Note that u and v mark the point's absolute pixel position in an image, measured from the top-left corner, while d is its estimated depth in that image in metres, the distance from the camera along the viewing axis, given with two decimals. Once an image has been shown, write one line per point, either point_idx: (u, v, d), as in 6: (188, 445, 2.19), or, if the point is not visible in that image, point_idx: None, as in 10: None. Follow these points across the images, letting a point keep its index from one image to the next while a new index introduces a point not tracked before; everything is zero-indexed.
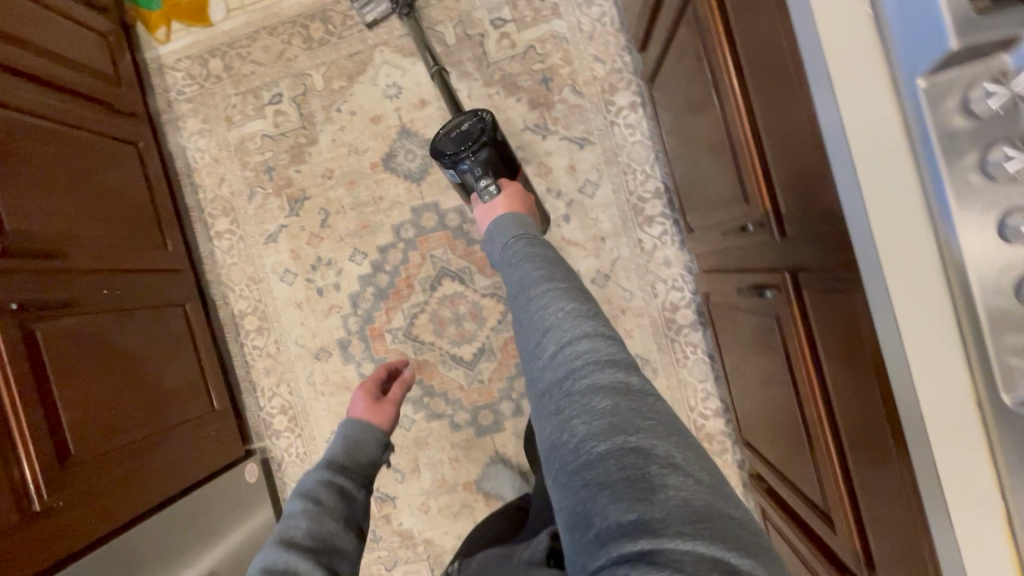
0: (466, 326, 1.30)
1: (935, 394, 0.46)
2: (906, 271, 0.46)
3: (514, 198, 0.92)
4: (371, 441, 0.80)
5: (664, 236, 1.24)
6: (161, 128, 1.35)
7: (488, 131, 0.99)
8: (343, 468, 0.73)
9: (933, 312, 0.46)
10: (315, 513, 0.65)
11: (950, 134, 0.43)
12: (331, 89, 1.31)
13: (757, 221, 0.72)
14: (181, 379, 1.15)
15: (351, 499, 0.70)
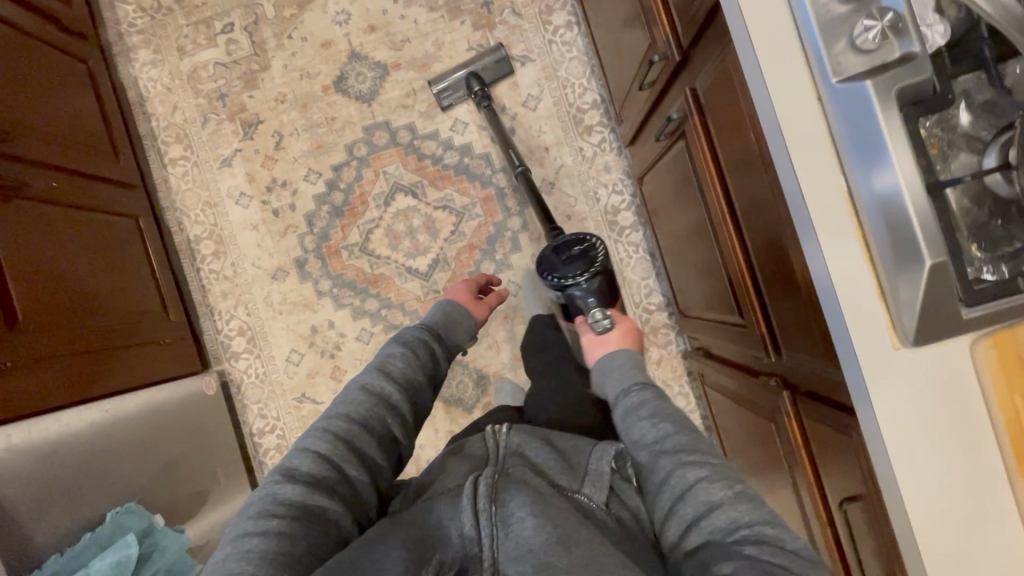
0: (420, 239, 1.35)
1: (794, 125, 0.52)
2: (764, 26, 0.52)
3: (630, 334, 0.81)
4: (465, 326, 0.88)
5: (603, 144, 1.33)
6: (112, 58, 1.38)
7: (599, 260, 0.93)
8: (439, 337, 0.81)
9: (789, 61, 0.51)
10: (411, 361, 0.73)
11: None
12: (282, 18, 1.36)
13: (662, 54, 0.78)
14: (135, 287, 1.17)
15: (438, 365, 0.78)
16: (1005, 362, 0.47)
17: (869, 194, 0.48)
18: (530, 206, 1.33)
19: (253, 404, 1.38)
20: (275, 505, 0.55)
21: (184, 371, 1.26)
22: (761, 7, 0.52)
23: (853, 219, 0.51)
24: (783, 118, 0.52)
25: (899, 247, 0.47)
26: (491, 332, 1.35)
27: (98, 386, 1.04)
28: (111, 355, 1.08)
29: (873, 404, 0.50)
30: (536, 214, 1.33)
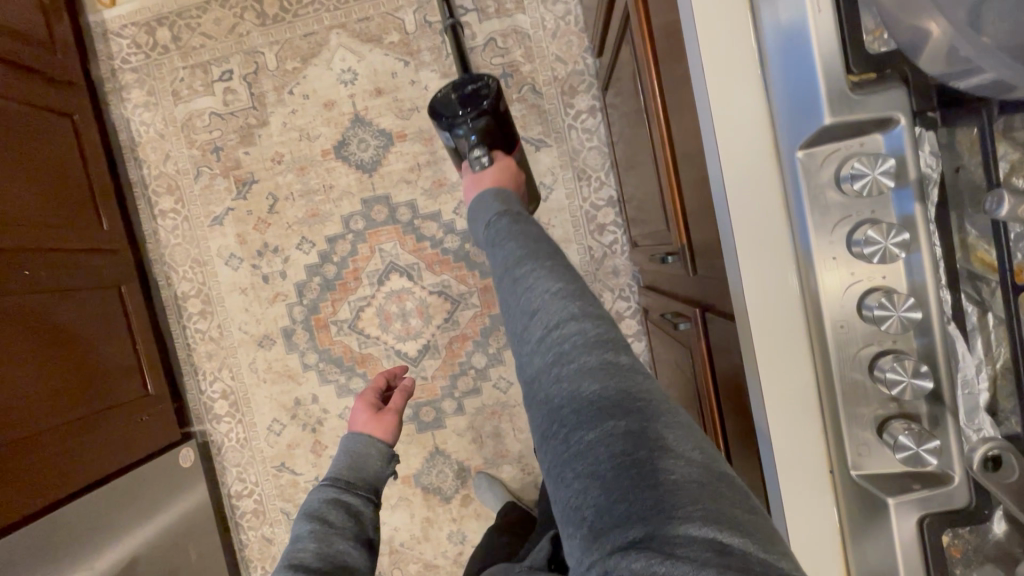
0: (412, 323, 1.29)
1: (799, 491, 0.44)
2: (782, 370, 0.43)
3: (507, 175, 0.83)
4: (377, 454, 0.78)
5: (614, 245, 1.23)
6: (104, 97, 1.30)
7: (490, 97, 0.87)
8: (350, 484, 0.72)
9: (803, 414, 0.43)
10: (324, 534, 0.64)
11: (823, 210, 0.40)
12: (284, 70, 1.26)
13: (678, 256, 0.72)
14: (116, 365, 1.15)
15: (361, 519, 0.69)
16: None
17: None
18: None
19: (232, 467, 1.36)
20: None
21: (167, 443, 1.25)
22: (780, 355, 0.43)
23: None
24: (787, 486, 0.44)
25: None
26: (476, 426, 1.30)
27: (77, 479, 1.04)
28: (90, 445, 1.07)
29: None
30: None
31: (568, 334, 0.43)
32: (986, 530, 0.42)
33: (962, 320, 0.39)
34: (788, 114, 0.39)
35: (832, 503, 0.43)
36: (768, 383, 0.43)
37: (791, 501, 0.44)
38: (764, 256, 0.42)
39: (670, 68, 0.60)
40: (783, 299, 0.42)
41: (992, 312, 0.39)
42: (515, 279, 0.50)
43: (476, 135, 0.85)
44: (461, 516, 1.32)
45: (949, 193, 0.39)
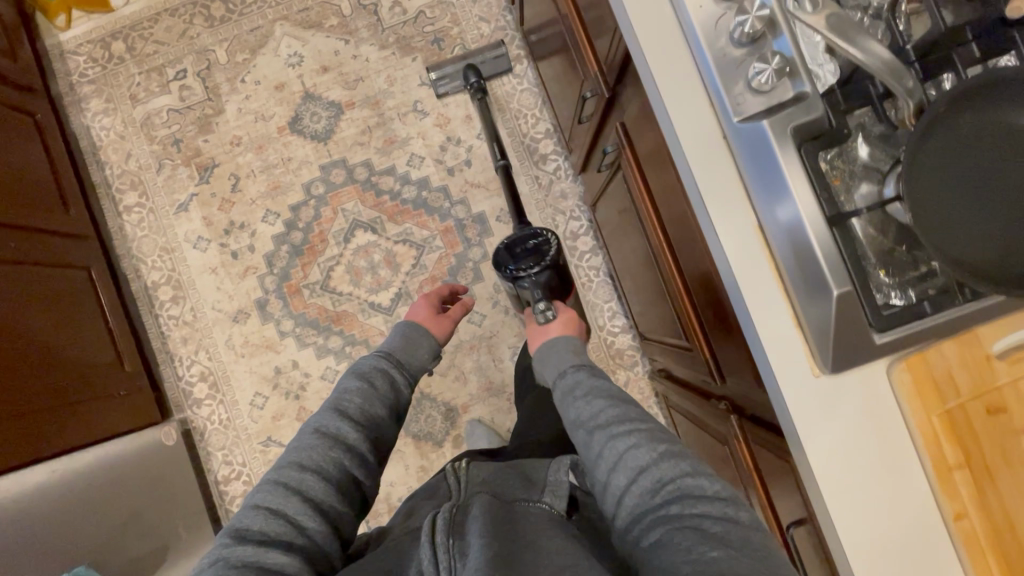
0: (381, 273, 1.35)
1: (704, 164, 0.55)
2: (672, 73, 0.56)
3: (572, 324, 0.91)
4: (426, 346, 0.90)
5: (558, 172, 1.35)
6: (63, 109, 1.37)
7: (550, 254, 1.01)
8: (397, 363, 0.84)
9: (696, 104, 0.55)
10: (369, 394, 0.76)
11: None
12: (235, 63, 1.38)
13: (594, 90, 0.81)
14: (85, 340, 1.14)
15: (398, 390, 0.81)
16: (920, 385, 0.48)
17: (778, 228, 0.51)
18: (489, 236, 1.34)
19: (217, 451, 1.34)
20: (234, 541, 0.57)
21: (143, 424, 1.23)
22: (666, 60, 0.56)
23: (765, 247, 0.53)
24: (695, 163, 0.55)
25: (806, 273, 0.49)
26: (457, 364, 1.34)
27: (52, 444, 1.03)
28: (57, 412, 1.05)
29: (802, 436, 0.50)
30: (496, 242, 1.34)
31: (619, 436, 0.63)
32: (855, 156, 0.51)
33: None
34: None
35: (732, 165, 0.54)
36: (662, 84, 0.56)
37: (701, 174, 0.54)
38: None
39: None
40: (661, 19, 0.57)
41: None
42: (577, 406, 0.70)
43: (539, 288, 0.99)
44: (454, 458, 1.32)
45: None
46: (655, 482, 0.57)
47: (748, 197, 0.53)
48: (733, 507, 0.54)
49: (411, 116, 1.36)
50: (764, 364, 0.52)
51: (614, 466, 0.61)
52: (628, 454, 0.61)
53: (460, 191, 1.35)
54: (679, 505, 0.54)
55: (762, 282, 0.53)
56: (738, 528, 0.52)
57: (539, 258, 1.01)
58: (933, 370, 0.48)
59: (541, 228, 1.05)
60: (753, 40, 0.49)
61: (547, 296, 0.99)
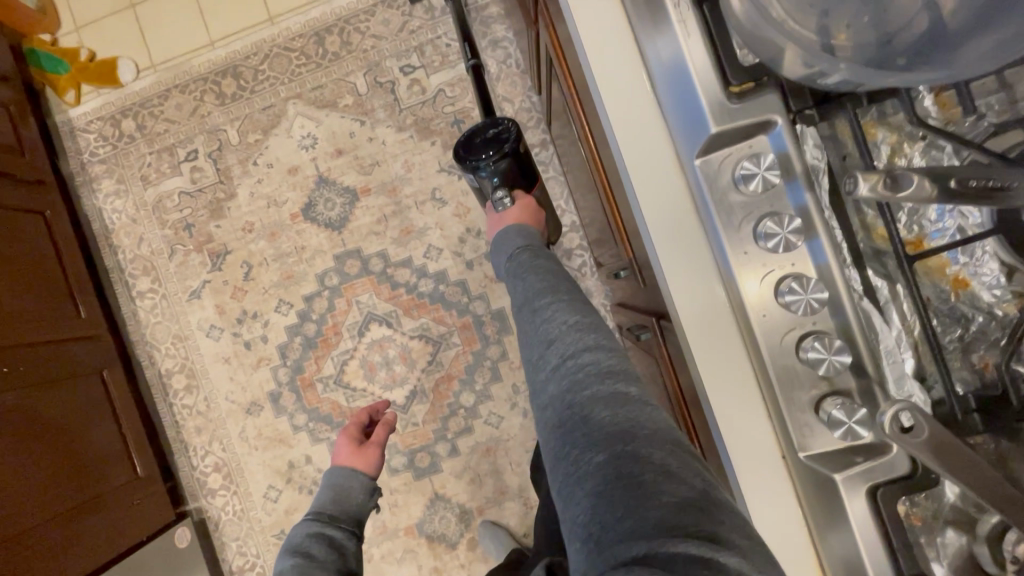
0: (396, 370, 1.30)
1: (756, 476, 0.46)
2: (720, 363, 0.46)
3: (529, 212, 0.88)
4: (359, 486, 0.80)
5: (583, 268, 1.27)
6: (75, 190, 1.34)
7: (510, 141, 0.90)
8: (333, 517, 0.75)
9: (749, 403, 0.45)
10: (306, 568, 0.66)
11: (727, 209, 0.43)
12: (246, 143, 1.31)
13: (629, 271, 0.75)
14: (97, 454, 1.13)
15: (344, 553, 0.71)
16: None
17: (840, 569, 0.44)
18: (509, 334, 1.28)
19: (232, 542, 1.33)
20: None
21: (161, 525, 1.22)
22: (713, 348, 0.46)
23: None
24: (745, 479, 0.46)
25: None
26: (472, 466, 1.29)
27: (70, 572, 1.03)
28: (71, 540, 1.04)
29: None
30: (516, 342, 1.28)
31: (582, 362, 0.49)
32: (939, 494, 0.42)
33: (872, 292, 0.42)
34: (684, 128, 0.44)
35: (788, 480, 0.45)
36: (708, 375, 0.46)
37: (751, 487, 0.46)
38: (688, 262, 0.46)
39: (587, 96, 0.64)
40: (709, 294, 0.45)
41: (899, 283, 0.42)
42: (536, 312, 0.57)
43: (497, 176, 0.91)
44: (469, 561, 1.29)
45: (839, 182, 0.42)
46: (564, 361, 0.50)
47: (807, 524, 0.45)
48: (626, 383, 0.46)
49: (430, 204, 1.28)
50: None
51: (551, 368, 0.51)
52: (545, 327, 0.55)
53: (479, 285, 1.28)
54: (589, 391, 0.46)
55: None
56: (632, 413, 0.44)
57: (499, 147, 0.90)
58: None
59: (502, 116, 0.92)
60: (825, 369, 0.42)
61: (506, 184, 0.92)
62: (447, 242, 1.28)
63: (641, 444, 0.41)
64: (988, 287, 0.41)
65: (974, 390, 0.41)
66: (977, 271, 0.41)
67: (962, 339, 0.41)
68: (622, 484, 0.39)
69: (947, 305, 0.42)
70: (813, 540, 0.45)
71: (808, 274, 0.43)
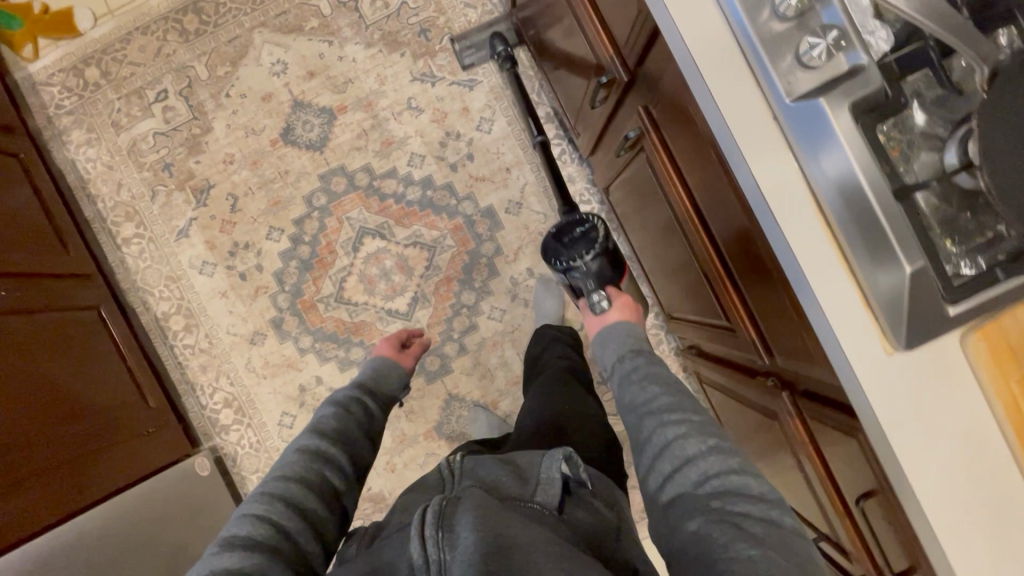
0: (395, 279, 1.33)
1: (754, 145, 0.51)
2: (711, 51, 0.52)
3: (628, 308, 0.89)
4: (395, 376, 0.92)
5: (563, 156, 1.32)
6: (44, 144, 1.32)
7: (599, 240, 0.96)
8: (370, 391, 0.84)
9: (740, 81, 0.51)
10: (344, 416, 0.75)
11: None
12: (216, 77, 1.32)
13: (610, 75, 0.79)
14: (101, 382, 1.11)
15: (372, 415, 0.81)
16: (997, 352, 0.48)
17: (838, 203, 0.48)
18: (500, 230, 1.32)
19: (252, 474, 1.33)
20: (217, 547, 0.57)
21: (173, 458, 1.20)
22: (703, 35, 0.52)
23: (825, 227, 0.50)
24: (744, 144, 0.51)
25: (872, 246, 0.48)
26: (482, 362, 1.33)
27: (86, 491, 1.02)
28: (80, 460, 1.03)
29: (881, 419, 0.49)
30: (508, 236, 1.32)
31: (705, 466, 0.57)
32: (910, 122, 0.49)
33: None
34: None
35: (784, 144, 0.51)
36: (701, 64, 0.52)
37: (752, 157, 0.51)
38: None
39: None
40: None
41: None
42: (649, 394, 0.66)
43: (591, 277, 0.94)
44: None
45: None
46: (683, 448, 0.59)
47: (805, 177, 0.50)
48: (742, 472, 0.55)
49: (407, 114, 1.32)
50: (836, 350, 0.51)
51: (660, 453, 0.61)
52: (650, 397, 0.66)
53: (466, 187, 1.32)
54: (722, 504, 0.53)
55: (828, 269, 0.50)
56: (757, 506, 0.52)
57: (588, 245, 0.96)
58: (1007, 338, 0.48)
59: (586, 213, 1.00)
60: (800, 17, 0.47)
61: (602, 285, 0.94)
62: (429, 149, 1.32)
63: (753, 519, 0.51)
64: None
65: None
66: None
67: None
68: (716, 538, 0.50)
69: None
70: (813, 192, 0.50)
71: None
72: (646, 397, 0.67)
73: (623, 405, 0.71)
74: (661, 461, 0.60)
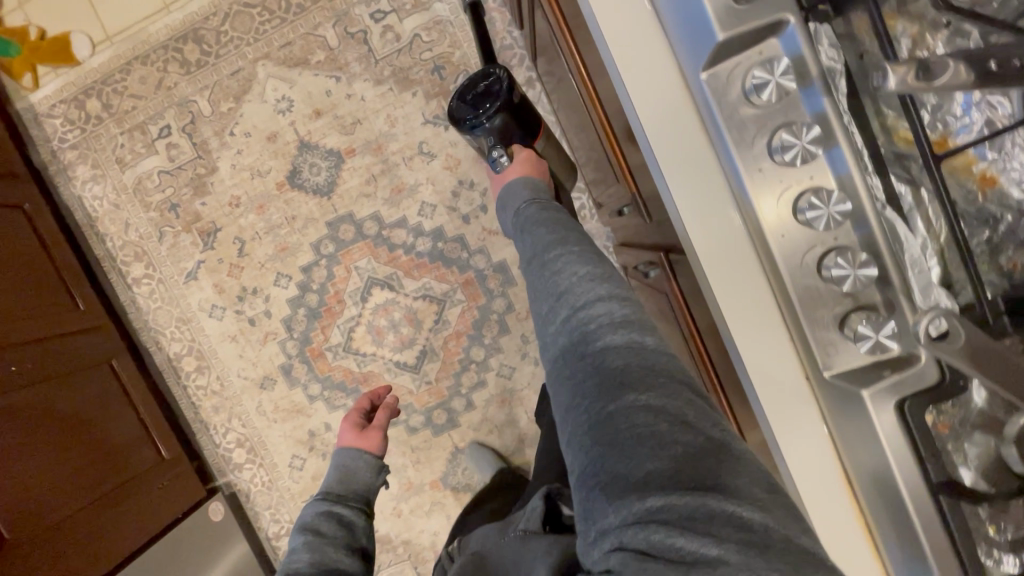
0: (404, 331, 1.29)
1: (780, 402, 0.45)
2: (740, 292, 0.44)
3: (530, 167, 0.79)
4: (366, 467, 0.77)
5: (583, 211, 1.23)
6: (50, 180, 1.29)
7: (501, 91, 0.85)
8: (342, 496, 0.72)
9: (769, 329, 0.44)
10: (316, 544, 0.63)
11: (738, 126, 0.40)
12: (220, 113, 1.25)
13: (633, 206, 0.72)
14: (118, 438, 1.14)
15: (354, 529, 0.68)
16: None
17: (869, 483, 0.43)
18: (513, 285, 1.26)
19: (264, 511, 1.37)
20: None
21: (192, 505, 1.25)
22: (729, 270, 0.44)
23: (849, 494, 0.46)
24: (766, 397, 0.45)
25: (903, 539, 0.43)
26: (489, 417, 1.31)
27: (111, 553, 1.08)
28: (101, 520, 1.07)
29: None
30: (521, 292, 1.26)
31: (597, 318, 0.48)
32: (966, 399, 0.41)
33: (895, 201, 0.39)
34: (689, 42, 0.40)
35: (813, 404, 0.44)
36: (727, 307, 0.44)
37: (777, 414, 0.45)
38: (700, 192, 0.43)
39: (575, 19, 0.61)
40: (720, 216, 0.43)
41: (924, 189, 0.39)
42: (544, 263, 0.55)
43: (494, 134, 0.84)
44: None
45: (857, 81, 0.39)
46: (572, 309, 0.49)
47: (831, 441, 0.45)
48: (641, 333, 0.46)
49: (418, 159, 1.24)
50: None
51: (555, 301, 0.51)
52: (554, 279, 0.53)
53: (479, 239, 1.25)
54: (626, 388, 0.43)
55: (846, 534, 0.46)
56: (664, 389, 0.42)
57: (491, 100, 0.85)
58: None
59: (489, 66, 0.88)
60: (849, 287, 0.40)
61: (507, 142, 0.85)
62: (441, 198, 1.25)
63: (652, 392, 0.42)
64: (1019, 183, 0.38)
65: (1003, 293, 0.39)
66: (1008, 167, 0.38)
67: (989, 240, 0.39)
68: (624, 442, 0.40)
69: (975, 206, 0.39)
70: (842, 460, 0.45)
71: (823, 183, 0.39)
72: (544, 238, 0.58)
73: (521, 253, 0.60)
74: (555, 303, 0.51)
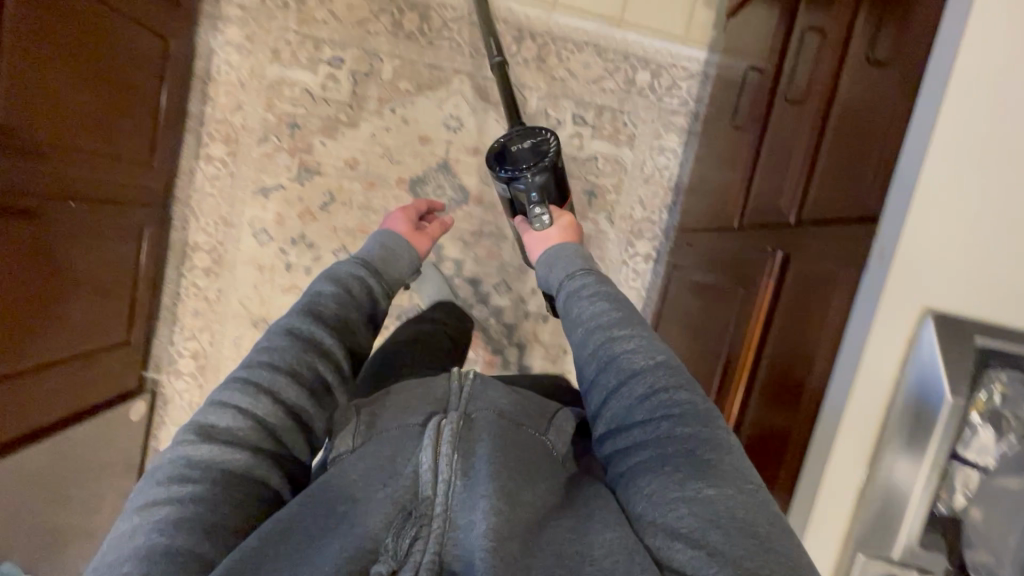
0: None
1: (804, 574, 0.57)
2: (819, 535, 0.56)
3: (570, 228, 0.85)
4: (407, 259, 0.80)
5: None
6: (197, 18, 1.20)
7: (550, 154, 0.91)
8: (377, 272, 0.75)
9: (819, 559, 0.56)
10: (344, 300, 0.69)
11: (906, 476, 0.51)
12: (394, 86, 1.25)
13: None
14: (97, 311, 1.04)
15: (376, 302, 0.73)
16: None
17: None
18: None
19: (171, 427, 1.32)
20: (178, 486, 0.50)
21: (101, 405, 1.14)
22: (828, 520, 0.55)
23: None
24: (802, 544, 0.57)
25: None
26: None
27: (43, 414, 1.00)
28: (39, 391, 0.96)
29: None
30: None
31: (656, 430, 0.53)
32: None
33: None
34: (914, 411, 0.51)
35: None
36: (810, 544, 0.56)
37: None
38: (853, 462, 0.54)
39: (793, 319, 0.71)
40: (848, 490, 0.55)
41: None
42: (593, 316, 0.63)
43: (535, 189, 0.89)
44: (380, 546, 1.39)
45: None
46: (609, 389, 0.58)
47: None
48: (708, 450, 0.51)
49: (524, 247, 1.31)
50: None
51: (597, 375, 0.60)
52: (584, 327, 0.63)
53: (522, 337, 1.35)
54: (672, 456, 0.51)
55: None
56: (701, 501, 0.48)
57: (538, 157, 0.90)
58: None
59: (543, 128, 0.94)
60: None
61: (545, 199, 0.90)
62: (519, 286, 1.33)
63: (690, 506, 0.48)
64: None
65: None
66: None
67: None
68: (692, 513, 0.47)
69: None
70: None
71: None
72: (593, 314, 0.63)
73: (567, 322, 0.66)
74: (609, 381, 0.58)
